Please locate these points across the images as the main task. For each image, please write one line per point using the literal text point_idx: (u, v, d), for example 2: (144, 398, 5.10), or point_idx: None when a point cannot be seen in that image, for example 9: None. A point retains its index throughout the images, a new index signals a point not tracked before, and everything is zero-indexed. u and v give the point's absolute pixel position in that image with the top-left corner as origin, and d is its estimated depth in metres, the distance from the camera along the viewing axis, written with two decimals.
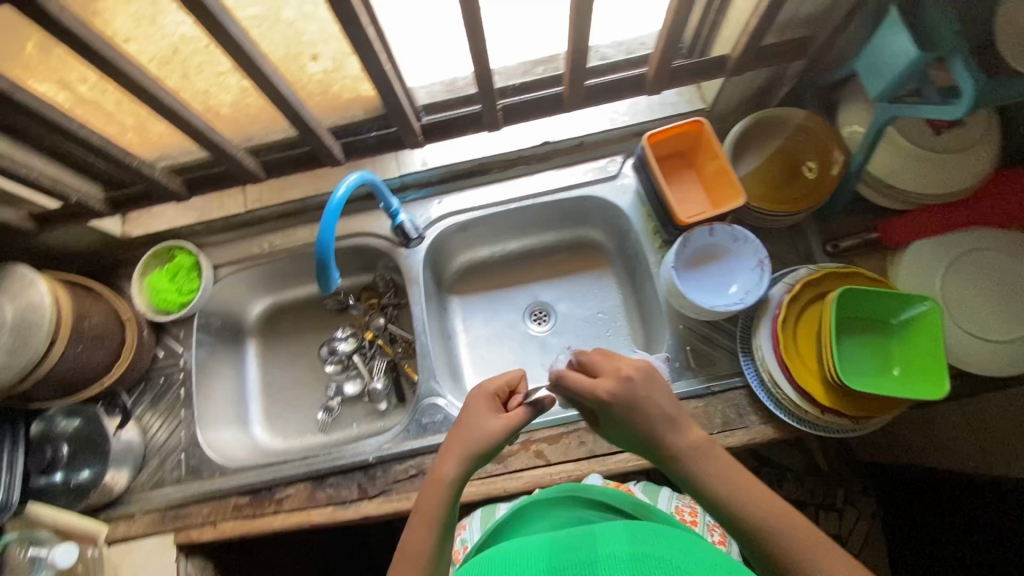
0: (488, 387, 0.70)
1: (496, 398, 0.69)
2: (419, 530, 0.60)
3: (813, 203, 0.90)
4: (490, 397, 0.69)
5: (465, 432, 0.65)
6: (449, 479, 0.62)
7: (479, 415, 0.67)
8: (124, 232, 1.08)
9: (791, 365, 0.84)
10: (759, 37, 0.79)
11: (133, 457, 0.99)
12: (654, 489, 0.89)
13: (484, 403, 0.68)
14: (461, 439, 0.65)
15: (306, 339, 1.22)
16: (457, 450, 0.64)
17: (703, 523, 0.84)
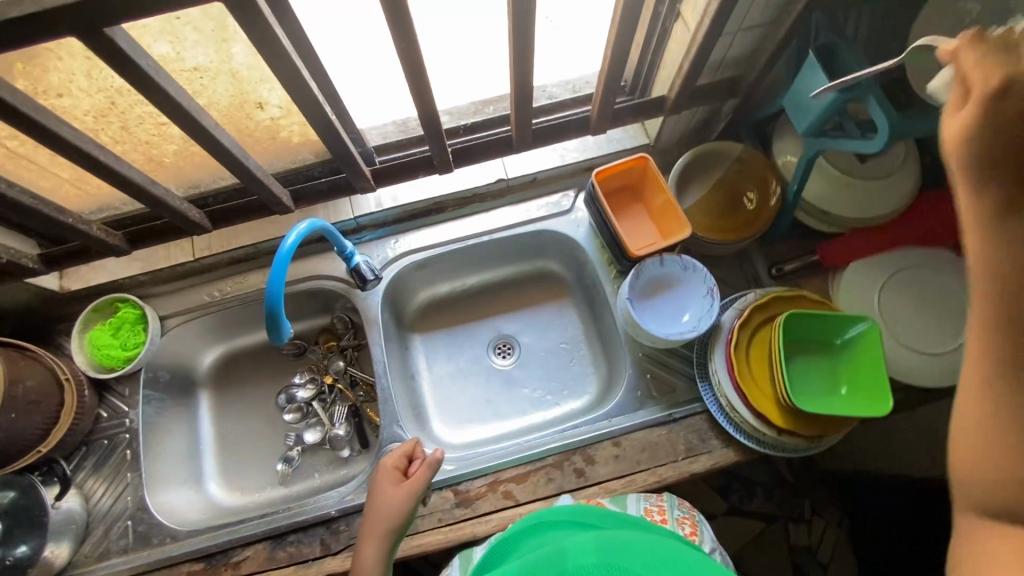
0: (390, 465, 0.85)
1: (394, 471, 0.84)
2: None
3: (755, 231, 0.94)
4: (391, 473, 0.84)
5: (377, 508, 0.81)
6: (373, 559, 0.77)
7: (386, 492, 0.82)
8: (62, 287, 1.03)
9: (746, 388, 0.87)
10: (692, 79, 0.83)
11: (75, 528, 0.93)
12: (620, 497, 0.86)
13: (387, 480, 0.83)
14: (377, 518, 0.80)
15: (263, 386, 1.18)
16: (375, 533, 0.79)
17: (673, 517, 0.80)
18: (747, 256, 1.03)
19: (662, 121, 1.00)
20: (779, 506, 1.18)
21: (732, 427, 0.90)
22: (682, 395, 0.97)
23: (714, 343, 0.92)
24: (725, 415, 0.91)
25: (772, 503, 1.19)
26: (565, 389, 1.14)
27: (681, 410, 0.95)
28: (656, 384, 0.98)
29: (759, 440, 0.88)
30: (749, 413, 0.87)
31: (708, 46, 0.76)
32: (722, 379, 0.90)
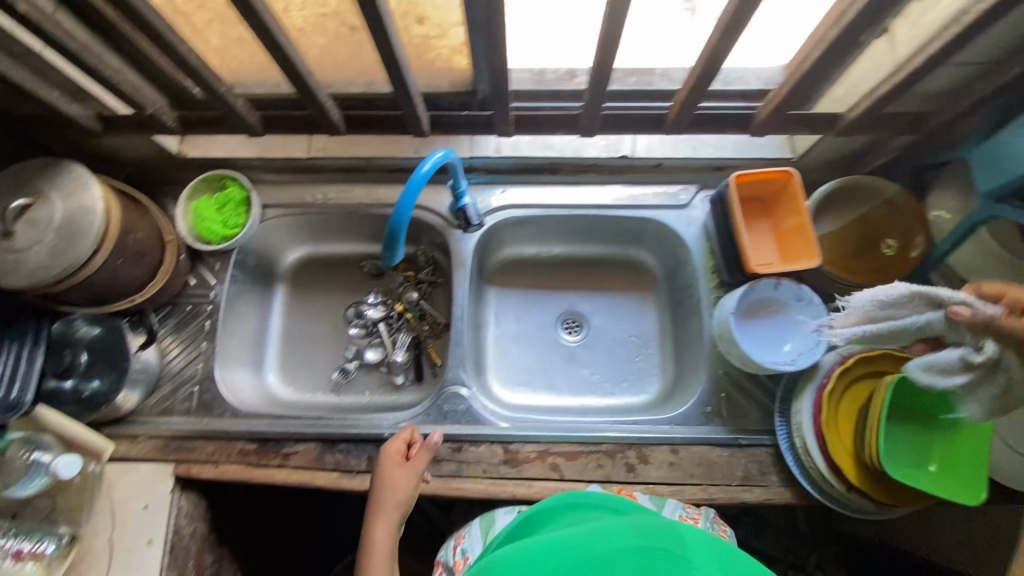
0: (393, 448, 0.86)
1: (397, 455, 0.85)
2: None
3: (883, 280, 0.88)
4: (396, 459, 0.85)
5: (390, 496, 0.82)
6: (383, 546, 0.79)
7: (392, 476, 0.83)
8: (180, 151, 1.05)
9: (829, 438, 0.84)
10: (885, 103, 0.75)
11: (148, 379, 0.97)
12: (659, 499, 0.86)
13: (391, 466, 0.84)
14: (391, 504, 0.82)
15: (335, 296, 1.21)
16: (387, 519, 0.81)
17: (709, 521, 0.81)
18: None
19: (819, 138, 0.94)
20: (785, 551, 1.18)
21: (799, 470, 0.87)
22: (752, 422, 0.93)
23: (805, 382, 0.88)
24: (795, 455, 0.88)
25: (778, 545, 1.18)
26: (625, 382, 1.13)
27: (748, 438, 0.92)
28: (729, 404, 0.95)
29: (823, 491, 0.86)
30: (824, 463, 0.84)
31: (924, 71, 0.68)
32: (804, 421, 0.87)
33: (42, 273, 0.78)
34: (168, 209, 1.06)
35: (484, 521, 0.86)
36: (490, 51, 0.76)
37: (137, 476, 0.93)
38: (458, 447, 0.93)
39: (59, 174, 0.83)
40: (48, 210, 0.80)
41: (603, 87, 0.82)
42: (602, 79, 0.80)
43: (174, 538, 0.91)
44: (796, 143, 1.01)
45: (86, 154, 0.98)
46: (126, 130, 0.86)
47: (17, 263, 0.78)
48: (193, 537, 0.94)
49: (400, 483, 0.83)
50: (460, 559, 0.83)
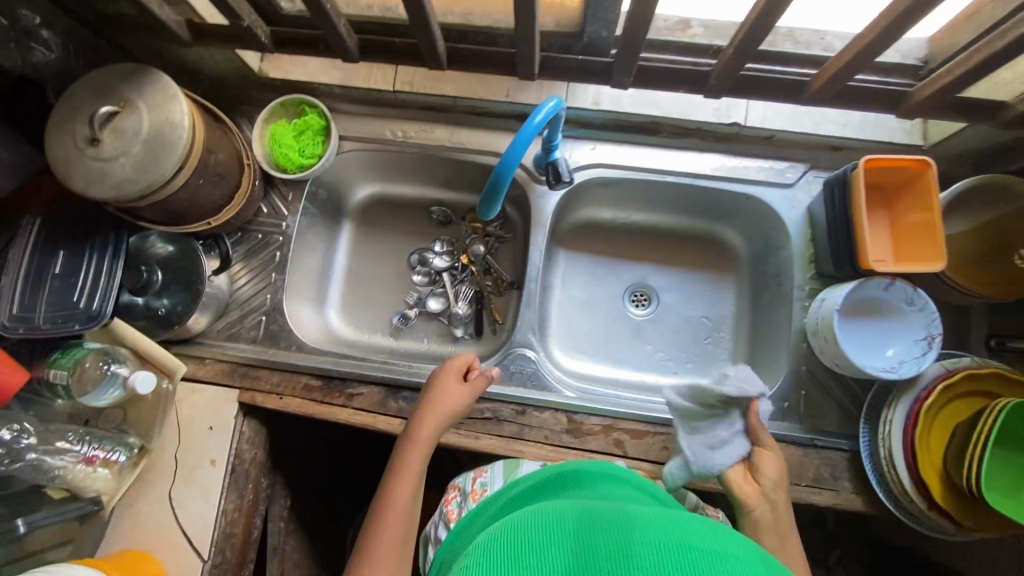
0: (452, 369, 0.87)
1: (456, 373, 0.86)
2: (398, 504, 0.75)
3: (1007, 294, 0.81)
4: (453, 378, 0.86)
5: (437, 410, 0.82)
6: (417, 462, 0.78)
7: (450, 391, 0.84)
8: (260, 70, 0.99)
9: (918, 454, 0.79)
10: None
11: (217, 303, 0.97)
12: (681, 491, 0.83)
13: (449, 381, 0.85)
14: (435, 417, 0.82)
15: (400, 239, 1.18)
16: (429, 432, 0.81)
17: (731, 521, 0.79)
18: (967, 313, 0.90)
19: (964, 127, 0.84)
20: (813, 544, 1.17)
21: (877, 482, 0.83)
22: (829, 424, 0.89)
23: (901, 392, 0.83)
24: (875, 465, 0.84)
25: (813, 540, 1.17)
26: (690, 363, 1.09)
27: (825, 440, 0.88)
28: (808, 402, 0.91)
29: (901, 506, 0.82)
30: (908, 479, 0.80)
31: None
32: (892, 433, 0.82)
33: (127, 187, 0.75)
34: (244, 131, 1.02)
35: (510, 463, 0.86)
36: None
37: (203, 397, 0.94)
38: (521, 410, 0.91)
39: (146, 82, 0.78)
40: (135, 121, 0.77)
41: (750, 53, 0.72)
42: (755, 36, 0.69)
43: (236, 460, 0.93)
44: (930, 129, 0.91)
45: (167, 62, 0.93)
46: (215, 42, 0.80)
47: (103, 174, 0.75)
48: (252, 461, 0.96)
49: (455, 400, 0.83)
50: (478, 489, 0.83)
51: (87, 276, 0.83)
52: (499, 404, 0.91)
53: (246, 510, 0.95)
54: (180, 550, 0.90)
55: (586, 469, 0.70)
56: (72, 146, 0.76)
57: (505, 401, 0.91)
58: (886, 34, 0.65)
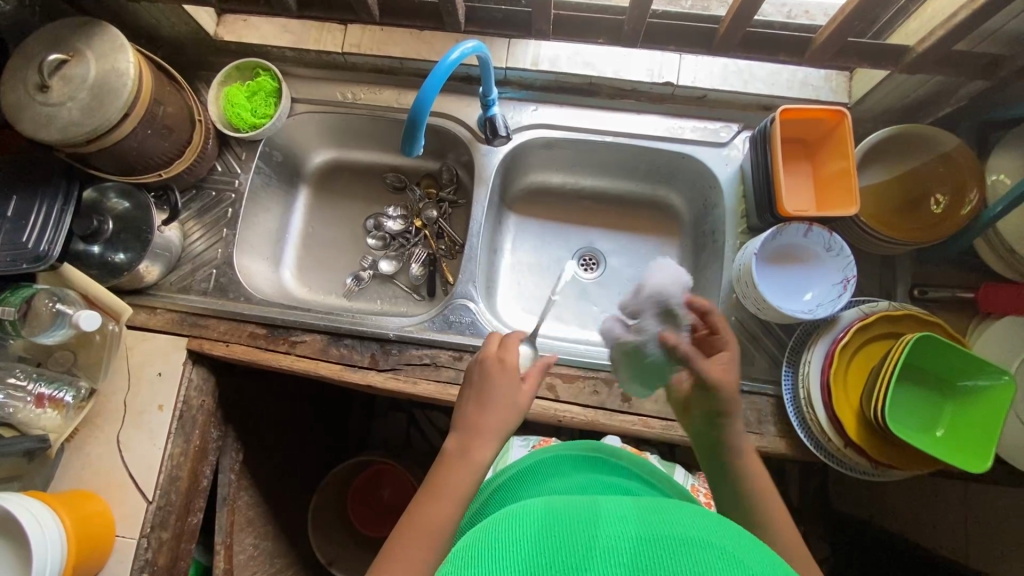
0: (508, 370, 0.68)
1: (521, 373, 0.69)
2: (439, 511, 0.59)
3: (926, 237, 0.83)
4: (502, 373, 0.68)
5: (484, 403, 0.66)
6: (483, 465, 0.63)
7: (517, 396, 0.67)
8: (216, 34, 1.03)
9: (833, 391, 0.81)
10: (956, 39, 0.68)
11: (169, 256, 1.00)
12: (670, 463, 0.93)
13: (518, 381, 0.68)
14: (495, 420, 0.65)
15: (356, 205, 1.21)
16: (492, 435, 0.64)
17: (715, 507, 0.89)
18: (892, 263, 0.92)
19: (880, 81, 0.87)
20: None
21: (798, 422, 0.85)
22: (757, 370, 0.91)
23: (821, 334, 0.85)
24: (796, 405, 0.86)
25: None
26: None
27: (751, 385, 0.90)
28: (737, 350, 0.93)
29: (820, 445, 0.84)
30: (824, 415, 0.82)
31: None
32: (811, 373, 0.84)
33: (73, 130, 0.80)
34: (201, 94, 1.06)
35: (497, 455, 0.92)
36: None
37: (152, 344, 0.97)
38: (459, 356, 0.94)
39: (95, 34, 0.83)
40: (83, 68, 0.81)
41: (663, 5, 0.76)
42: None
43: (183, 407, 0.96)
44: (854, 86, 0.94)
45: (125, 24, 0.98)
46: None
47: (50, 118, 0.80)
48: (200, 408, 0.99)
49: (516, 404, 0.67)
50: None
51: (36, 220, 0.87)
52: (437, 351, 0.94)
53: (193, 455, 0.98)
54: (124, 492, 0.92)
55: (562, 457, 0.71)
56: (23, 92, 0.80)
57: (443, 348, 0.95)
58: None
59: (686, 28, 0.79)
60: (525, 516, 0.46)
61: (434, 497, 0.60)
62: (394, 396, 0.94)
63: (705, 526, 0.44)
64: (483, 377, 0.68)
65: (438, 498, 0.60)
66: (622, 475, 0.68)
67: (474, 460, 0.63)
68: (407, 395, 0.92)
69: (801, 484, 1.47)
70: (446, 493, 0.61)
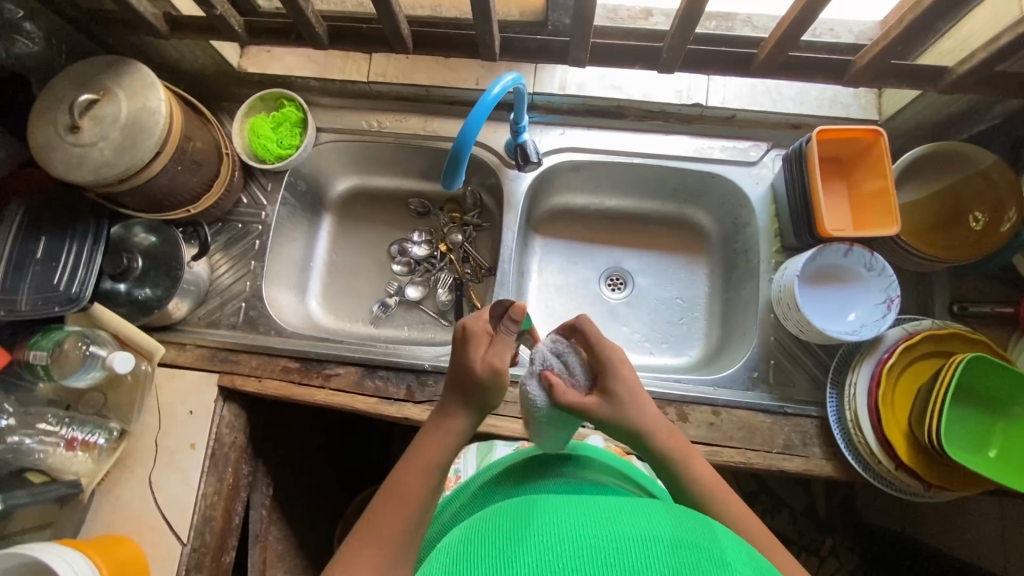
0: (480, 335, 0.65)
1: (484, 335, 0.65)
2: (414, 474, 0.60)
3: (967, 255, 0.83)
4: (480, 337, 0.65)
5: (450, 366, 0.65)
6: (457, 432, 0.63)
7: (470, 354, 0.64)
8: (240, 66, 1.03)
9: (882, 413, 0.80)
10: (1000, 59, 0.68)
11: (197, 291, 0.99)
12: None
13: (480, 342, 0.65)
14: (452, 382, 0.65)
15: (380, 231, 1.19)
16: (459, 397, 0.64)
17: None
18: (929, 279, 0.91)
19: (912, 98, 0.87)
20: None
21: (845, 445, 0.84)
22: (800, 392, 0.90)
23: (866, 354, 0.84)
24: (842, 427, 0.85)
25: None
26: (665, 343, 1.09)
27: (794, 407, 0.89)
28: (777, 371, 0.92)
29: (869, 468, 0.83)
30: (873, 438, 0.81)
31: None
32: (858, 394, 0.83)
33: (106, 170, 0.79)
34: (225, 125, 1.05)
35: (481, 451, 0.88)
36: None
37: (183, 381, 0.96)
38: None
39: (125, 73, 0.82)
40: (114, 107, 0.80)
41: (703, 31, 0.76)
42: (692, 22, 0.69)
43: (216, 445, 0.94)
44: (884, 103, 0.94)
45: (149, 59, 0.98)
46: (191, 34, 0.85)
47: (82, 158, 0.79)
48: (232, 445, 0.97)
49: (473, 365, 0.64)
50: (453, 477, 0.86)
51: (67, 261, 0.86)
52: None
53: (227, 493, 0.96)
54: (159, 535, 0.90)
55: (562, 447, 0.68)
56: (53, 132, 0.79)
57: None
58: (803, 16, 0.66)
59: (723, 53, 0.78)
60: (535, 509, 0.45)
61: (417, 465, 0.60)
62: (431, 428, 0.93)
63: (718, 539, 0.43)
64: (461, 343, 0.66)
65: (418, 468, 0.60)
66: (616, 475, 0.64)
67: (450, 429, 0.63)
68: None
69: (831, 497, 1.46)
70: (430, 461, 0.61)
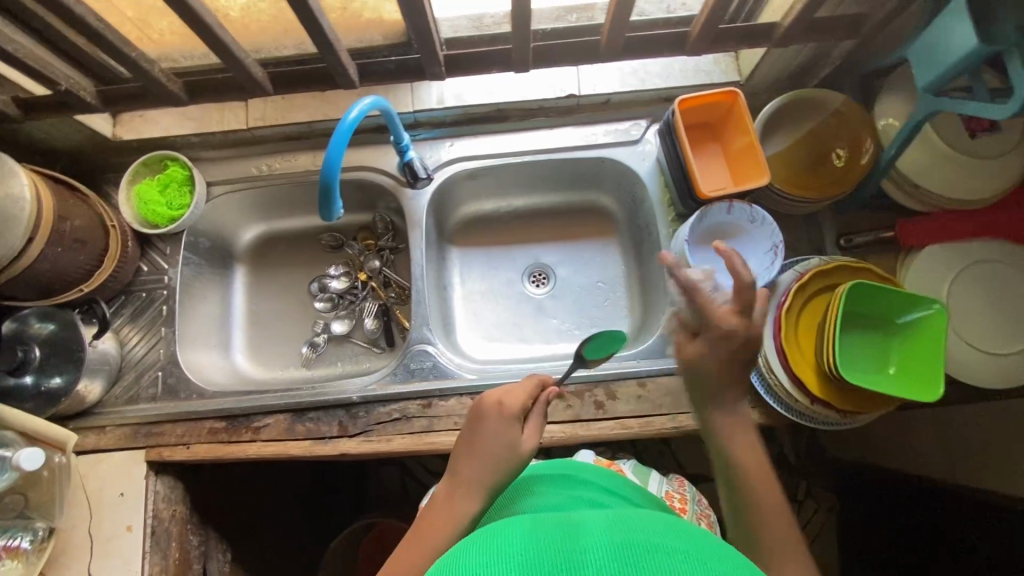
0: (507, 416, 0.67)
1: (514, 416, 0.67)
2: (414, 549, 0.61)
3: (838, 191, 0.88)
4: (500, 418, 0.67)
5: (477, 450, 0.65)
6: (464, 515, 0.62)
7: (503, 436, 0.65)
8: (115, 134, 1.01)
9: (789, 352, 0.83)
10: (814, 8, 0.73)
11: (109, 369, 0.96)
12: (645, 471, 0.90)
13: (508, 424, 0.66)
14: (480, 464, 0.64)
15: (297, 273, 1.18)
16: (474, 484, 0.63)
17: (692, 510, 0.86)
18: (816, 220, 0.97)
19: (762, 55, 0.92)
20: None
21: (765, 389, 0.87)
22: None
23: (765, 301, 0.88)
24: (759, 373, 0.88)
25: None
26: (595, 327, 1.12)
27: None
28: None
29: (790, 407, 0.86)
30: (787, 378, 0.84)
31: None
32: (765, 340, 0.86)
33: None
34: (111, 197, 1.03)
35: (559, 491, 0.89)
36: None
37: (109, 464, 0.93)
38: (428, 403, 0.93)
39: None
40: None
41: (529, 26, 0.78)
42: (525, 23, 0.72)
43: (154, 522, 0.91)
44: (742, 64, 0.99)
45: (15, 145, 0.96)
46: (45, 114, 0.83)
47: None
48: (173, 519, 0.94)
49: (508, 446, 0.65)
50: None
51: None
52: (404, 403, 0.93)
53: (175, 569, 0.93)
54: None
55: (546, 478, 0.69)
56: None
57: (410, 398, 0.93)
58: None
59: (571, 43, 0.81)
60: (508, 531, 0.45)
61: (414, 542, 0.61)
62: (371, 458, 0.92)
63: (660, 529, 0.43)
64: (477, 420, 0.68)
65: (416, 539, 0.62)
66: (600, 492, 0.67)
67: (452, 508, 0.63)
68: (384, 455, 0.90)
69: None
70: (427, 540, 0.61)
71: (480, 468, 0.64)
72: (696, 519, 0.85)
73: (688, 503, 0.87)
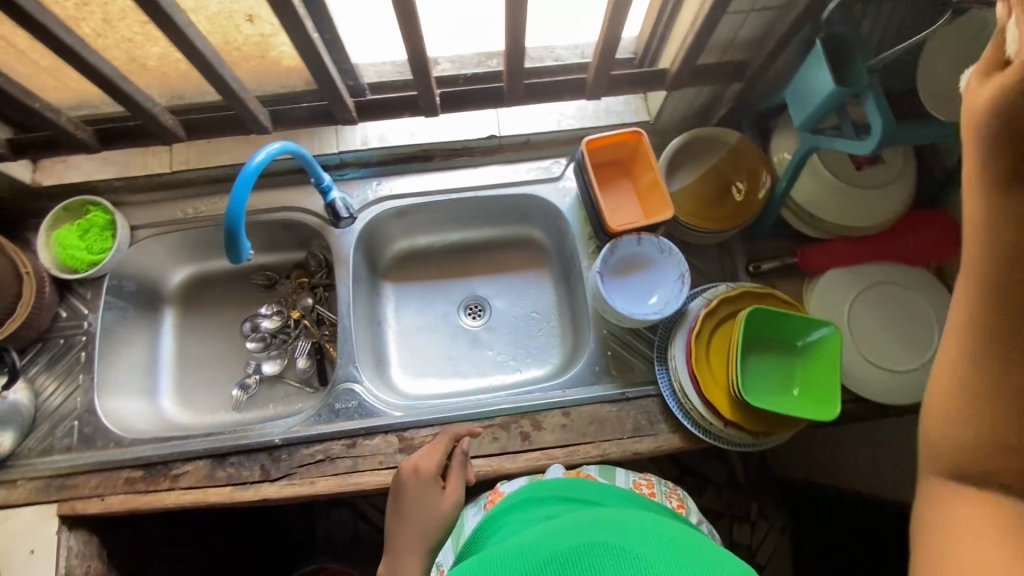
0: (427, 481, 0.73)
1: (434, 480, 0.73)
2: None
3: (740, 221, 0.93)
4: (418, 483, 0.73)
5: (407, 519, 0.70)
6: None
7: (428, 501, 0.71)
8: (35, 180, 1.02)
9: (700, 377, 0.86)
10: (694, 56, 0.79)
11: (22, 419, 0.93)
12: (609, 469, 0.86)
13: (429, 488, 0.72)
14: (415, 532, 0.68)
15: (229, 314, 1.16)
16: (416, 548, 0.67)
17: (661, 492, 0.84)
18: (728, 248, 1.01)
19: (665, 97, 0.98)
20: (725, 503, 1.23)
21: (682, 414, 0.90)
22: (639, 375, 0.96)
23: (677, 328, 0.92)
24: (676, 399, 0.91)
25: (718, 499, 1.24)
26: (529, 356, 1.13)
27: (634, 390, 0.94)
28: (615, 361, 0.98)
29: (707, 431, 0.89)
30: (701, 403, 0.87)
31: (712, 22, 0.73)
32: (679, 366, 0.89)
33: None
34: (30, 242, 1.02)
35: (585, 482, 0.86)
36: (305, 44, 0.73)
37: (20, 520, 0.89)
38: (352, 443, 0.92)
39: None
40: None
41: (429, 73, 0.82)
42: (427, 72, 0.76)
43: None
44: (650, 104, 1.05)
45: None
46: None
47: None
48: None
49: (435, 510, 0.71)
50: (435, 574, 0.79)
51: None
52: (328, 443, 0.92)
53: None
54: None
55: (511, 506, 0.68)
56: None
57: (334, 438, 0.92)
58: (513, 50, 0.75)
59: None
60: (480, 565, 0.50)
61: None
62: (295, 502, 0.91)
63: (620, 530, 0.48)
64: (398, 493, 0.73)
65: None
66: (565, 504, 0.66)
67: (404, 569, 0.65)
68: (307, 497, 0.89)
69: None
70: None
71: (415, 537, 0.68)
72: (666, 500, 0.82)
73: (655, 486, 0.85)
